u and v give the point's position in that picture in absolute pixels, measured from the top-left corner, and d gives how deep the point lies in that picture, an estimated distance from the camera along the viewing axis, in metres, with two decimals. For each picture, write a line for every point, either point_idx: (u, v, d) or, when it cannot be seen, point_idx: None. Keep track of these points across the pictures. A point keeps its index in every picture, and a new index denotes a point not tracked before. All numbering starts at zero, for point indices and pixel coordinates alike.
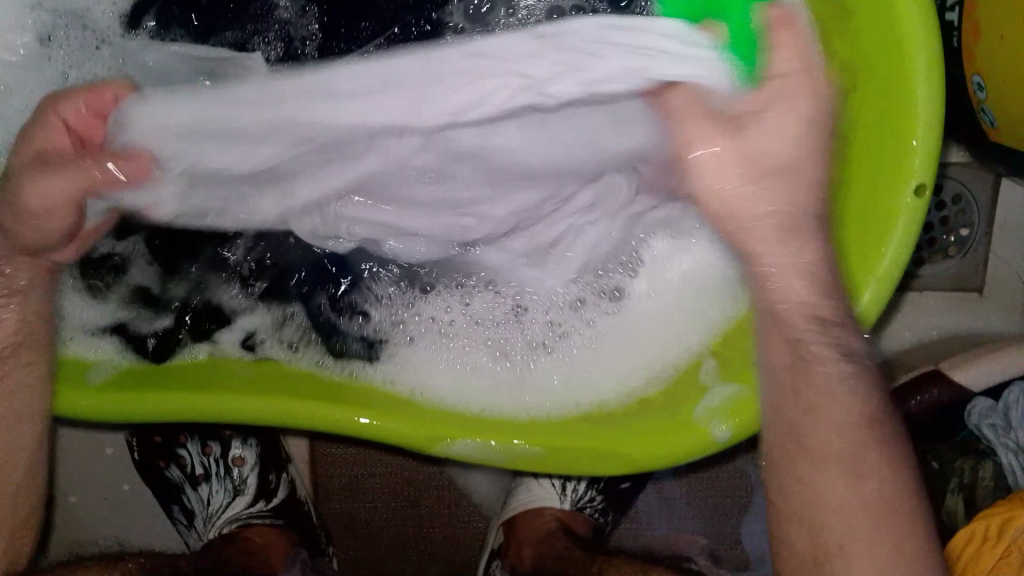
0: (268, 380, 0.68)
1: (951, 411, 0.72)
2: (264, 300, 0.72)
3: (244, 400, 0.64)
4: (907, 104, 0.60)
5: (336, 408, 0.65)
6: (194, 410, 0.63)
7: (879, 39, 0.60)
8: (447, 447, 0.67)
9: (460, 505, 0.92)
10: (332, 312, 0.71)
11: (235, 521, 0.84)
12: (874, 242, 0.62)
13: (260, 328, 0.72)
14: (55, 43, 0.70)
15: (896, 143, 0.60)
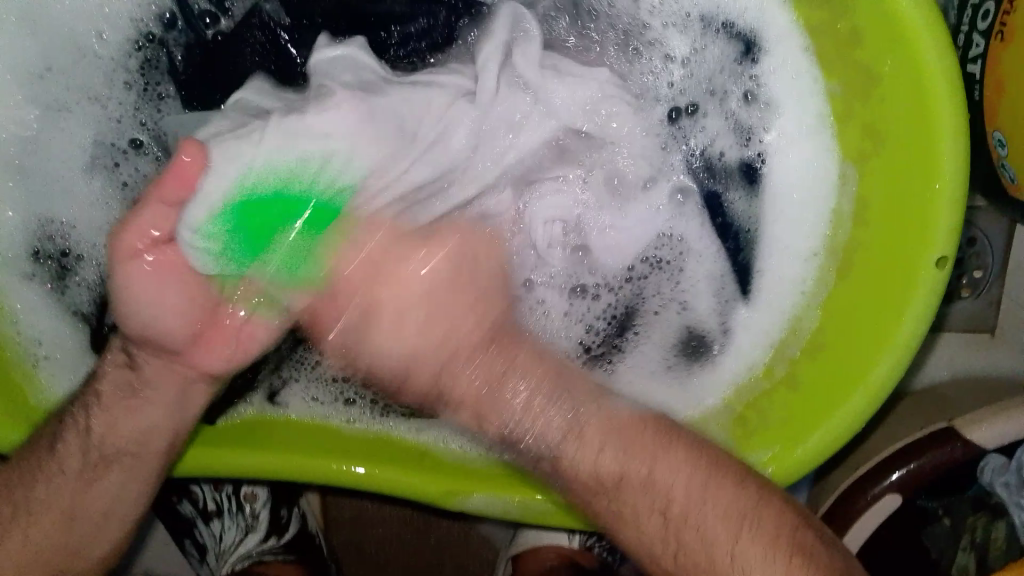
0: (291, 436, 0.70)
1: (964, 469, 0.72)
2: (323, 366, 0.73)
3: (269, 456, 0.66)
4: (930, 177, 0.59)
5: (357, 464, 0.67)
6: (226, 467, 0.66)
7: (904, 111, 0.59)
8: (464, 501, 0.68)
9: (469, 538, 0.93)
10: (379, 395, 0.72)
11: (246, 558, 0.85)
12: (893, 312, 0.61)
13: (312, 390, 0.73)
14: (67, 110, 0.72)
15: (918, 211, 0.60)
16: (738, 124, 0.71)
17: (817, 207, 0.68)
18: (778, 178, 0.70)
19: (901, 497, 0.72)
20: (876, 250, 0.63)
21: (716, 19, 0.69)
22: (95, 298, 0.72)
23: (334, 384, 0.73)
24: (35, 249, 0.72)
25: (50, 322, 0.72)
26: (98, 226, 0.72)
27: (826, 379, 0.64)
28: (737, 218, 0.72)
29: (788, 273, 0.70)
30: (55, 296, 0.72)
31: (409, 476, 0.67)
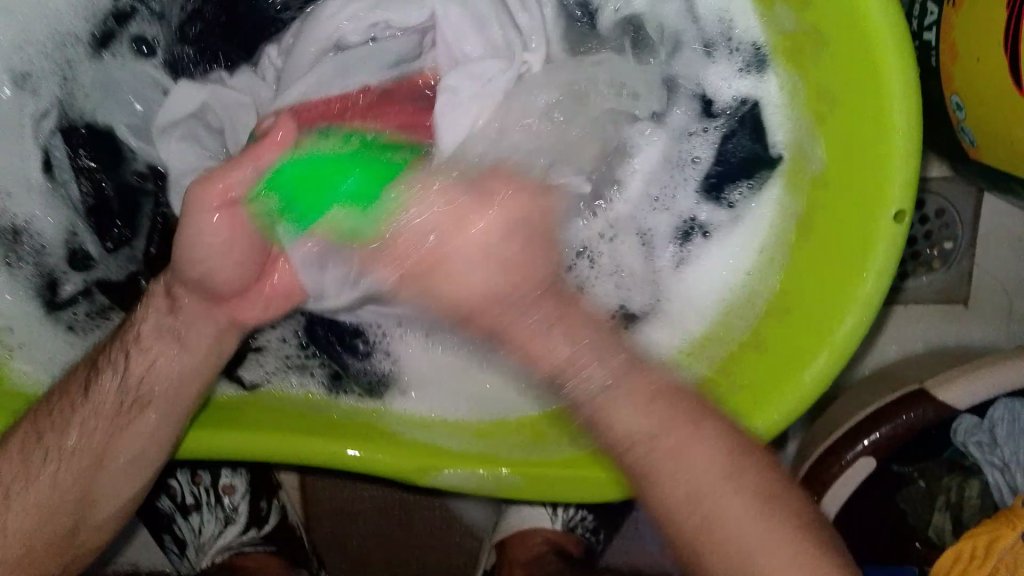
0: (265, 417, 0.70)
1: (936, 430, 0.72)
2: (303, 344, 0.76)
3: (244, 437, 0.66)
4: (884, 129, 0.59)
5: (332, 444, 0.67)
6: (208, 449, 0.66)
7: (854, 68, 0.60)
8: (438, 477, 0.68)
9: (452, 528, 0.93)
10: (343, 353, 0.76)
11: (226, 550, 0.84)
12: (852, 271, 0.61)
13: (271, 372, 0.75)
14: (29, 84, 0.71)
15: (872, 163, 0.60)
16: (688, 119, 0.74)
17: (767, 187, 0.71)
18: (739, 154, 0.72)
19: (876, 460, 0.72)
20: (835, 212, 0.64)
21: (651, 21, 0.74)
22: (36, 274, 0.71)
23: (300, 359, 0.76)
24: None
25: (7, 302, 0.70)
26: (47, 208, 0.71)
27: (792, 341, 0.64)
28: (696, 149, 0.74)
29: (727, 240, 0.73)
30: (5, 266, 0.70)
31: (381, 455, 0.67)
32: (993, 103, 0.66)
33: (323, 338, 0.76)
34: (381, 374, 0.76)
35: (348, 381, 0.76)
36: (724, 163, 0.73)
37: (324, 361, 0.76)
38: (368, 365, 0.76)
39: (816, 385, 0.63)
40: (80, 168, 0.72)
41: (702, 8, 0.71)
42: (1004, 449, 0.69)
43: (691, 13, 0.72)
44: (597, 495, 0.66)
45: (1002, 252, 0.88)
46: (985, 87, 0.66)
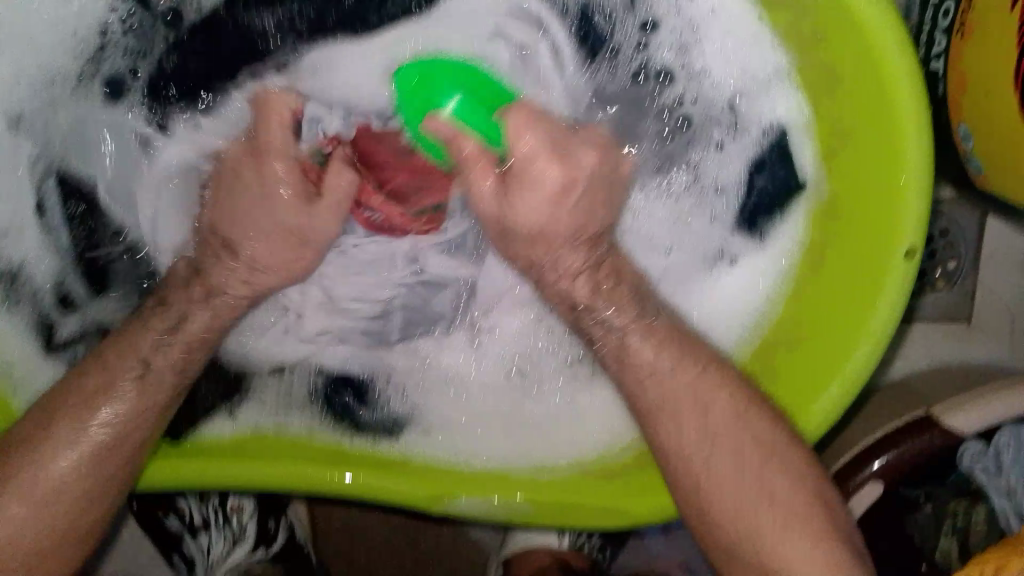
0: (274, 448, 0.69)
1: (943, 456, 0.73)
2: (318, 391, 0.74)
3: (251, 468, 0.66)
4: (898, 165, 0.59)
5: (350, 473, 0.67)
6: (229, 481, 0.65)
7: (869, 104, 0.60)
8: (451, 506, 0.68)
9: (458, 543, 0.94)
10: (356, 404, 0.74)
11: (236, 569, 0.84)
12: (868, 303, 0.61)
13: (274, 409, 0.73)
14: (23, 126, 0.71)
15: (885, 197, 0.61)
16: (716, 175, 0.71)
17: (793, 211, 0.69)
18: (769, 189, 0.69)
19: (883, 486, 0.73)
20: (851, 245, 0.64)
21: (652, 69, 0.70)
22: (40, 313, 0.71)
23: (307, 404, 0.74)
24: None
25: (11, 339, 0.71)
26: (48, 247, 0.72)
27: (807, 373, 0.64)
28: (725, 180, 0.71)
29: (754, 269, 0.71)
30: (6, 308, 0.71)
31: (395, 483, 0.67)
32: (1002, 137, 0.66)
33: (340, 393, 0.74)
34: (390, 419, 0.74)
35: (359, 430, 0.73)
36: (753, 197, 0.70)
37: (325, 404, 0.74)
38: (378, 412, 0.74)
39: (823, 418, 0.63)
40: (73, 218, 0.72)
41: (710, 53, 0.68)
42: (1009, 476, 0.70)
43: (695, 58, 0.69)
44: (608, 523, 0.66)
45: (1005, 271, 0.88)
46: (995, 120, 0.66)
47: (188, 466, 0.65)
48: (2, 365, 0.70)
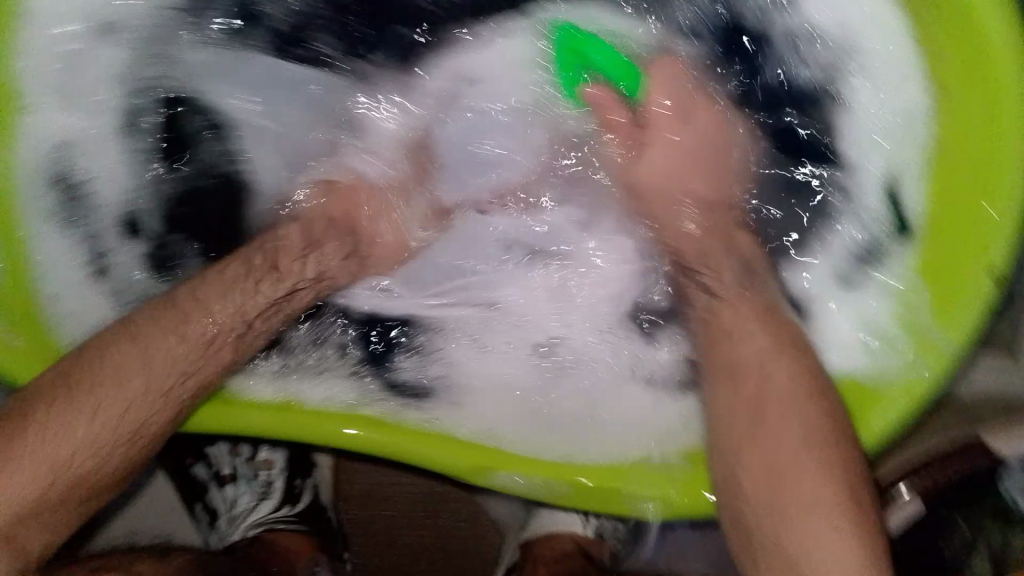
0: (307, 406, 0.69)
1: (987, 478, 0.72)
2: (348, 344, 0.78)
3: (271, 418, 0.65)
4: (995, 179, 0.60)
5: (377, 431, 0.66)
6: (266, 428, 0.65)
7: (978, 116, 0.62)
8: (492, 477, 0.67)
9: (477, 520, 0.93)
10: (378, 361, 0.77)
11: (259, 525, 0.84)
12: (946, 323, 0.63)
13: (297, 361, 0.75)
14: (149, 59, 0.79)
15: (978, 210, 0.62)
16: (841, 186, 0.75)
17: (897, 255, 0.70)
18: (880, 232, 0.72)
19: (925, 502, 0.71)
20: (940, 263, 0.65)
21: (822, 99, 0.75)
22: (89, 236, 0.77)
23: (341, 351, 0.77)
24: (53, 176, 0.76)
25: (52, 248, 0.75)
26: (121, 176, 0.79)
27: (862, 395, 0.65)
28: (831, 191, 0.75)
29: (869, 294, 0.71)
30: (64, 224, 0.77)
31: (427, 448, 0.66)
32: None
33: (367, 343, 0.78)
34: (419, 382, 0.76)
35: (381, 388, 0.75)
36: (870, 244, 0.72)
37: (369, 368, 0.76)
38: (398, 368, 0.77)
39: (872, 433, 0.62)
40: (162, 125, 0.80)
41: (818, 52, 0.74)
42: None
43: (841, 97, 0.74)
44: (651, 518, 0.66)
45: None
46: None
47: (233, 410, 0.66)
48: (47, 295, 0.73)
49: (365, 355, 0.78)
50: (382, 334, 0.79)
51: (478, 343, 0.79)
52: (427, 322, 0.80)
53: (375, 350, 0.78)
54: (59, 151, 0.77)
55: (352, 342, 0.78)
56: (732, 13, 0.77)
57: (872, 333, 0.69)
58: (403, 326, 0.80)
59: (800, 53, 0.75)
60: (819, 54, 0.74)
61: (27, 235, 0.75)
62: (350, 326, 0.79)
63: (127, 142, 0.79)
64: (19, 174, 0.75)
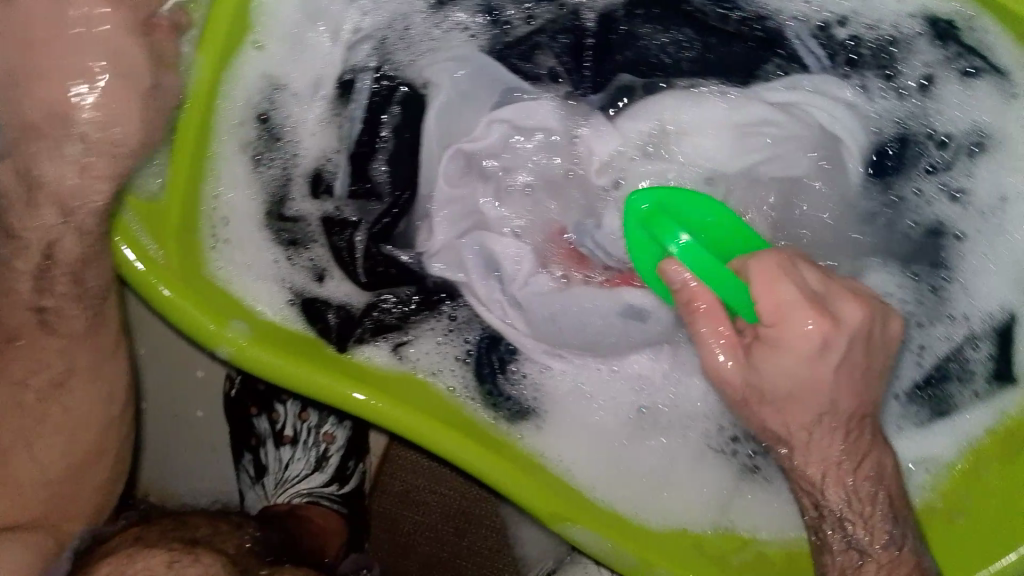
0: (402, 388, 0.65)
1: None
2: (446, 331, 0.69)
3: (341, 386, 0.62)
4: None
5: (388, 402, 0.62)
6: (316, 390, 0.62)
7: None
8: (568, 529, 0.63)
9: (499, 555, 0.92)
10: (499, 375, 0.69)
11: (305, 494, 0.84)
12: None
13: (414, 338, 0.68)
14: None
15: None
16: (956, 306, 0.65)
17: (998, 400, 0.62)
18: (978, 369, 0.64)
19: None
20: None
21: (957, 232, 0.64)
22: (284, 175, 0.66)
23: (446, 336, 0.69)
24: (263, 114, 0.64)
25: (241, 203, 0.65)
26: (322, 126, 0.66)
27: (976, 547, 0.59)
28: (963, 312, 0.64)
29: (962, 429, 0.63)
30: (255, 166, 0.65)
31: (524, 486, 0.63)
32: None
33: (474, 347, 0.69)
34: (527, 401, 0.70)
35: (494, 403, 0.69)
36: (953, 362, 0.64)
37: (475, 365, 0.69)
38: (517, 387, 0.70)
39: None
40: (373, 110, 0.66)
41: (994, 164, 0.62)
42: None
43: (996, 211, 0.63)
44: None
45: None
46: None
47: (258, 349, 0.61)
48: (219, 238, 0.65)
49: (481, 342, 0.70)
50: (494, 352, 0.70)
51: (586, 386, 0.71)
52: (536, 357, 0.70)
53: (483, 353, 0.69)
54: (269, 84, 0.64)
55: (467, 339, 0.70)
56: (903, 125, 0.63)
57: (926, 468, 0.64)
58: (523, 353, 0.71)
59: (947, 201, 0.64)
60: (958, 210, 0.64)
61: (212, 156, 0.64)
62: (456, 312, 0.70)
63: (334, 99, 0.66)
64: (224, 114, 0.63)
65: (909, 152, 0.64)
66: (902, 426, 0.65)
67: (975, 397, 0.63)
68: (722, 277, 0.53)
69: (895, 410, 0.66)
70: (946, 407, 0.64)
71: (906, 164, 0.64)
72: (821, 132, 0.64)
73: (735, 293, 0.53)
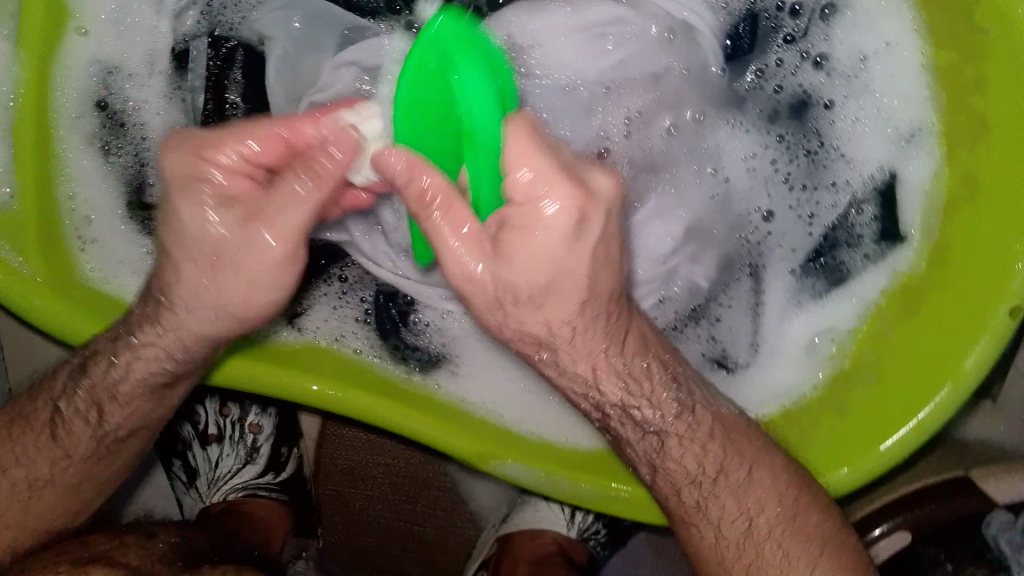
0: (328, 365, 0.65)
1: (968, 521, 0.74)
2: (343, 292, 0.70)
3: (266, 371, 0.62)
4: None
5: (354, 393, 0.63)
6: (259, 384, 0.63)
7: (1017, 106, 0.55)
8: (499, 466, 0.64)
9: (455, 513, 0.92)
10: (402, 325, 0.70)
11: (242, 489, 0.82)
12: (953, 354, 0.59)
13: (318, 309, 0.69)
14: None
15: (1012, 233, 0.57)
16: (834, 176, 0.69)
17: (892, 258, 0.65)
18: (866, 232, 0.67)
19: (909, 535, 0.74)
20: (941, 302, 0.61)
21: (824, 100, 0.68)
22: (136, 161, 0.68)
23: (347, 298, 0.70)
24: (101, 102, 0.67)
25: (96, 192, 0.66)
26: (166, 103, 0.68)
27: (882, 405, 0.62)
28: (845, 178, 0.68)
29: (858, 296, 0.67)
30: (104, 155, 0.67)
31: (447, 433, 0.63)
32: None
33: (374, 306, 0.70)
34: (436, 349, 0.70)
35: (402, 357, 0.69)
36: (841, 228, 0.69)
37: (376, 322, 0.69)
38: (421, 336, 0.70)
39: (876, 457, 0.61)
40: (213, 75, 0.67)
41: (843, 24, 0.65)
42: None
43: (852, 71, 0.66)
44: (615, 508, 0.63)
45: None
46: None
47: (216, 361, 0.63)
48: (78, 221, 0.66)
49: (379, 300, 0.70)
50: (393, 305, 0.70)
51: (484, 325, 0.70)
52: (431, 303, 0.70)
53: (382, 312, 0.70)
54: (102, 72, 0.67)
55: (364, 293, 0.70)
56: (751, 2, 0.68)
57: (830, 336, 0.67)
58: (421, 300, 0.70)
59: (810, 67, 0.68)
60: (818, 74, 0.68)
61: (58, 153, 0.65)
62: (354, 270, 0.71)
63: (172, 74, 0.68)
64: (65, 108, 0.66)
65: (762, 33, 0.69)
66: (802, 301, 0.70)
67: (865, 259, 0.67)
68: (488, 119, 0.44)
69: (792, 285, 0.70)
70: (842, 278, 0.68)
71: (762, 42, 0.69)
72: (671, 20, 0.70)
73: (496, 148, 0.45)
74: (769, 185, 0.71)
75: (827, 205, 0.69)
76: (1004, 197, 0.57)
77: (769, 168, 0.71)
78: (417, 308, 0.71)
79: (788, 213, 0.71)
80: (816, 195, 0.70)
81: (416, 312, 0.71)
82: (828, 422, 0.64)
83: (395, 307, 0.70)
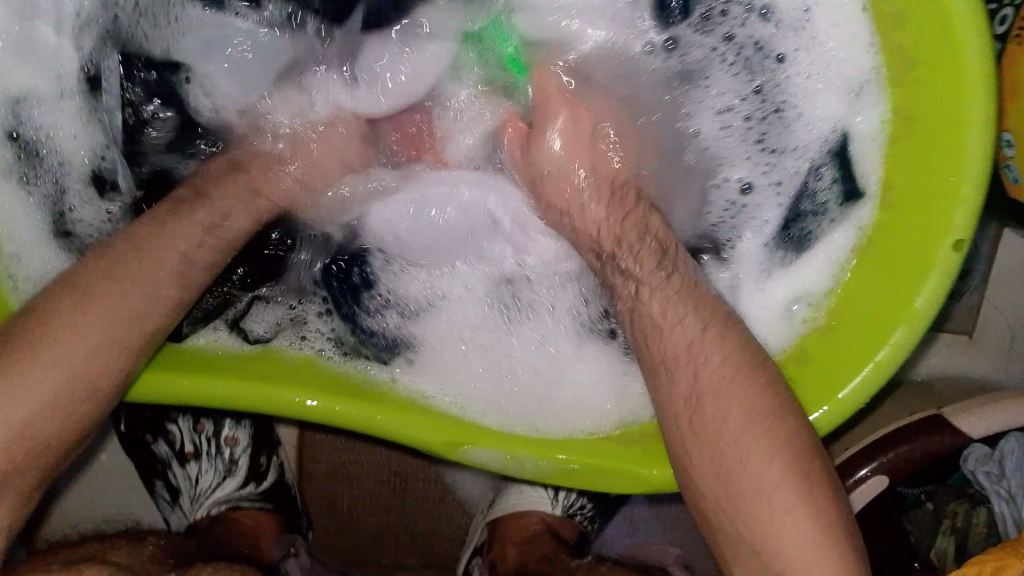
0: (281, 373, 0.65)
1: (946, 456, 0.74)
2: (288, 291, 0.72)
3: (217, 385, 0.61)
4: (959, 140, 0.56)
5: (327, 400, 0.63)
6: (213, 398, 0.62)
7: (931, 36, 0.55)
8: (466, 453, 0.64)
9: (443, 505, 0.92)
10: (358, 310, 0.71)
11: (225, 502, 0.83)
12: (907, 290, 0.59)
13: (269, 315, 0.70)
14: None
15: (946, 163, 0.57)
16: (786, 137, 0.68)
17: (854, 216, 0.65)
18: (829, 198, 0.66)
19: (888, 479, 0.73)
20: (894, 247, 0.61)
21: (775, 55, 0.67)
22: (59, 186, 0.69)
23: (295, 299, 0.71)
24: (13, 133, 0.68)
25: (21, 222, 0.68)
26: (82, 125, 0.69)
27: (841, 356, 0.62)
28: (800, 138, 0.67)
29: (826, 258, 0.66)
30: (26, 184, 0.69)
31: (409, 427, 0.63)
32: None
33: (325, 297, 0.72)
34: (392, 333, 0.71)
35: (354, 347, 0.70)
36: (808, 198, 0.68)
37: (322, 324, 0.71)
38: (377, 323, 0.71)
39: (844, 404, 0.60)
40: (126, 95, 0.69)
41: None
42: (1011, 480, 0.71)
43: (803, 23, 0.65)
44: (573, 479, 0.64)
45: None
46: None
47: (176, 377, 0.61)
48: (9, 251, 0.67)
49: (331, 291, 0.72)
50: (345, 292, 0.72)
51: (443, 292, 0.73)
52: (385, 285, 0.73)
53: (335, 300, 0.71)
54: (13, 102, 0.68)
55: (311, 287, 0.72)
56: None
57: (805, 302, 0.67)
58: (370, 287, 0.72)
59: (757, 20, 0.66)
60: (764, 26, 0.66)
61: None
62: (302, 266, 0.72)
63: (85, 95, 0.69)
64: None
65: None
66: (765, 268, 0.69)
67: (831, 223, 0.66)
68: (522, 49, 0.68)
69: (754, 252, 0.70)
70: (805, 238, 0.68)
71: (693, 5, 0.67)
72: None
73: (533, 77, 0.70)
74: (725, 151, 0.70)
75: (784, 166, 0.69)
76: (936, 127, 0.57)
77: (722, 130, 0.70)
78: (368, 294, 0.72)
79: (746, 179, 0.70)
80: (770, 159, 0.69)
81: (371, 296, 0.72)
82: (790, 380, 0.63)
83: (350, 292, 0.72)
